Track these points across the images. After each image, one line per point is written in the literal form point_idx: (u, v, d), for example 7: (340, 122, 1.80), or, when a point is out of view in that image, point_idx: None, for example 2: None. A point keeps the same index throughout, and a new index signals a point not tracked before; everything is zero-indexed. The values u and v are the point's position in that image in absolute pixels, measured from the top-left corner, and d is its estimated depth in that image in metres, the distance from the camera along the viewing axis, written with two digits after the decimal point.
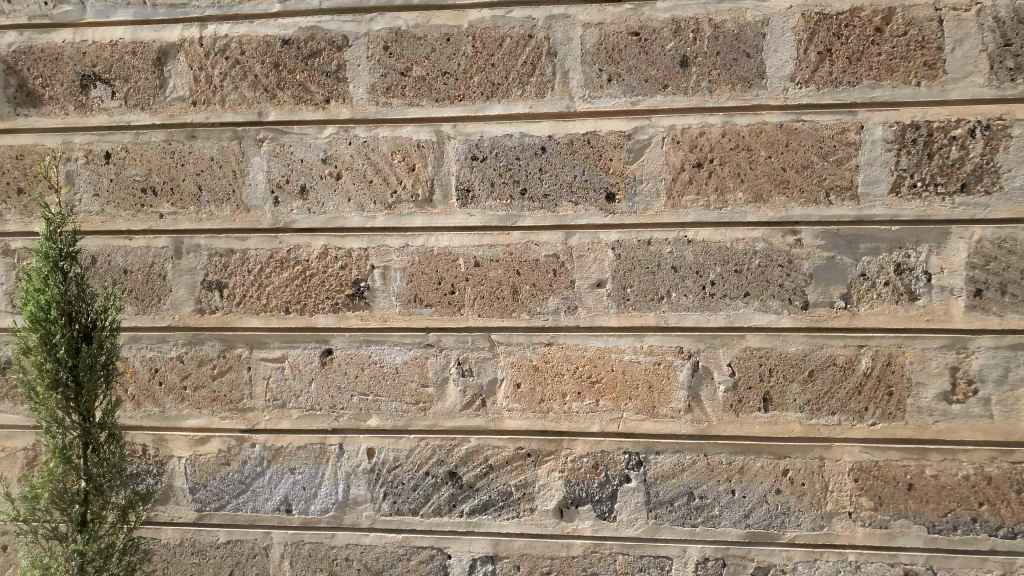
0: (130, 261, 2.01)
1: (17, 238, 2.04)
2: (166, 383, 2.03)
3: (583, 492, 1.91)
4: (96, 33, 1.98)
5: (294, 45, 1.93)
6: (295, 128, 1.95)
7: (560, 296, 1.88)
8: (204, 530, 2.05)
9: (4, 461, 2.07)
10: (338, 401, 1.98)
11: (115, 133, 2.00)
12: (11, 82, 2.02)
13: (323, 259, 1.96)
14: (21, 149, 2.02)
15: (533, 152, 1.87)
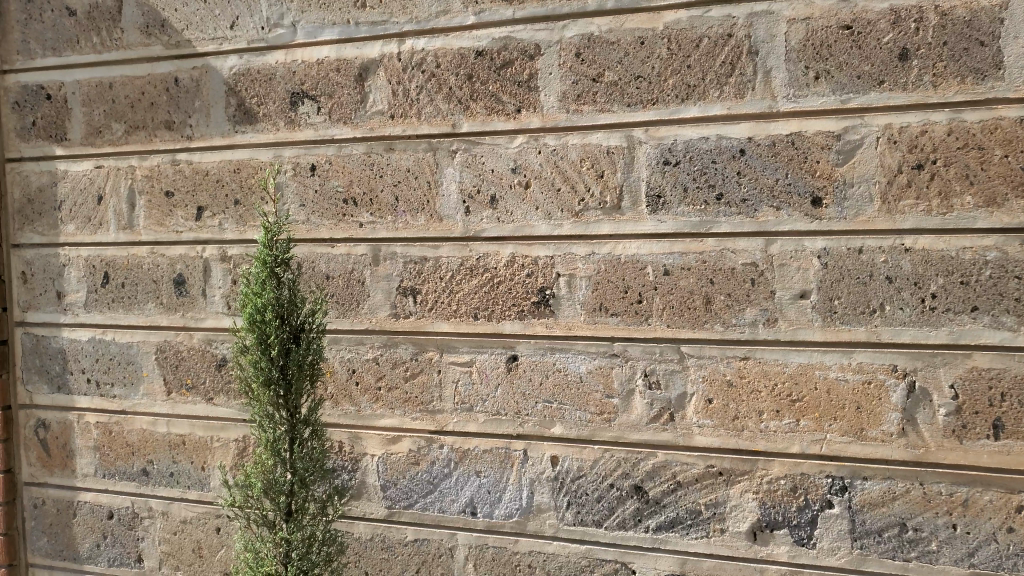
0: (332, 268, 2.13)
1: (233, 245, 2.20)
2: (362, 383, 2.13)
3: (780, 516, 1.80)
4: (305, 53, 2.11)
5: (488, 56, 1.97)
6: (486, 138, 1.98)
7: (758, 307, 1.79)
8: (393, 527, 2.12)
9: (219, 450, 2.25)
10: (523, 408, 1.99)
11: (320, 147, 2.12)
12: (231, 101, 2.19)
13: (511, 266, 1.98)
14: (238, 164, 2.19)
15: (730, 155, 1.80)
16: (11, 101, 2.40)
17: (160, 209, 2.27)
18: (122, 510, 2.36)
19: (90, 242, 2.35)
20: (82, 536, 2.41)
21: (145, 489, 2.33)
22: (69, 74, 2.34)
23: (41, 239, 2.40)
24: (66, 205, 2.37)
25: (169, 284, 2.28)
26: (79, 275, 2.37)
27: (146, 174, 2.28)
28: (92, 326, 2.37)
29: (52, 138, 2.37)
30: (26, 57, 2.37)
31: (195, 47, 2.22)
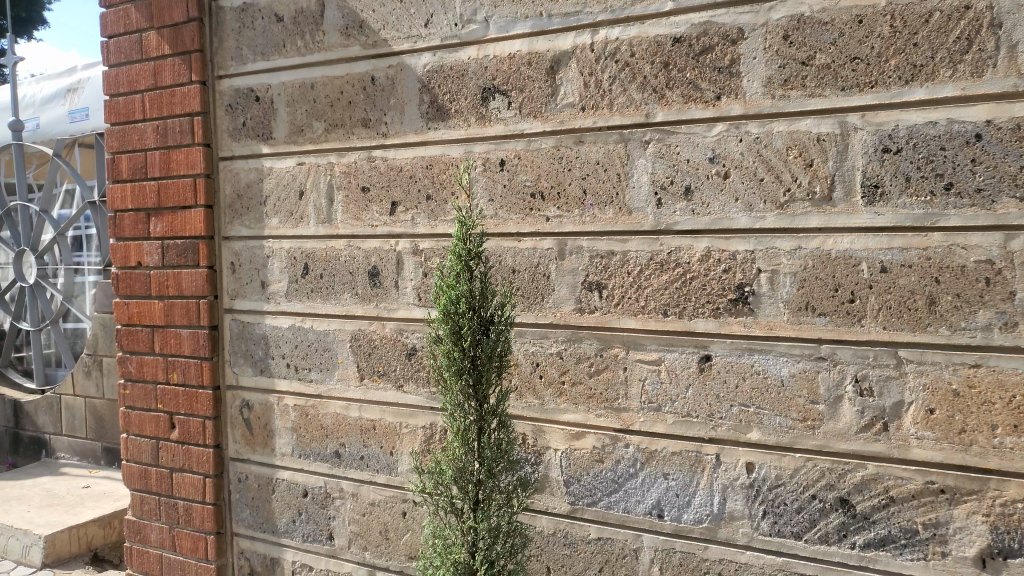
0: (519, 261, 2.13)
1: (425, 239, 2.27)
2: (546, 377, 2.11)
3: (1016, 544, 1.60)
4: (497, 48, 2.13)
5: (686, 43, 1.89)
6: (682, 128, 1.91)
7: (993, 310, 1.61)
8: (576, 523, 2.09)
9: (407, 437, 2.32)
10: (717, 410, 1.90)
11: (510, 141, 2.13)
12: (424, 98, 2.24)
13: (705, 262, 1.89)
14: (431, 159, 2.24)
15: (963, 141, 1.62)
16: (224, 103, 2.58)
17: (356, 204, 2.37)
18: (315, 489, 2.49)
19: (291, 235, 2.50)
20: (280, 511, 2.57)
21: (337, 470, 2.45)
22: (275, 76, 2.48)
23: (248, 232, 2.58)
24: (271, 201, 2.53)
25: (363, 275, 2.37)
26: (282, 266, 2.52)
27: (343, 171, 2.39)
28: (292, 313, 2.52)
29: (260, 137, 2.52)
30: (238, 62, 2.54)
31: (391, 46, 2.28)
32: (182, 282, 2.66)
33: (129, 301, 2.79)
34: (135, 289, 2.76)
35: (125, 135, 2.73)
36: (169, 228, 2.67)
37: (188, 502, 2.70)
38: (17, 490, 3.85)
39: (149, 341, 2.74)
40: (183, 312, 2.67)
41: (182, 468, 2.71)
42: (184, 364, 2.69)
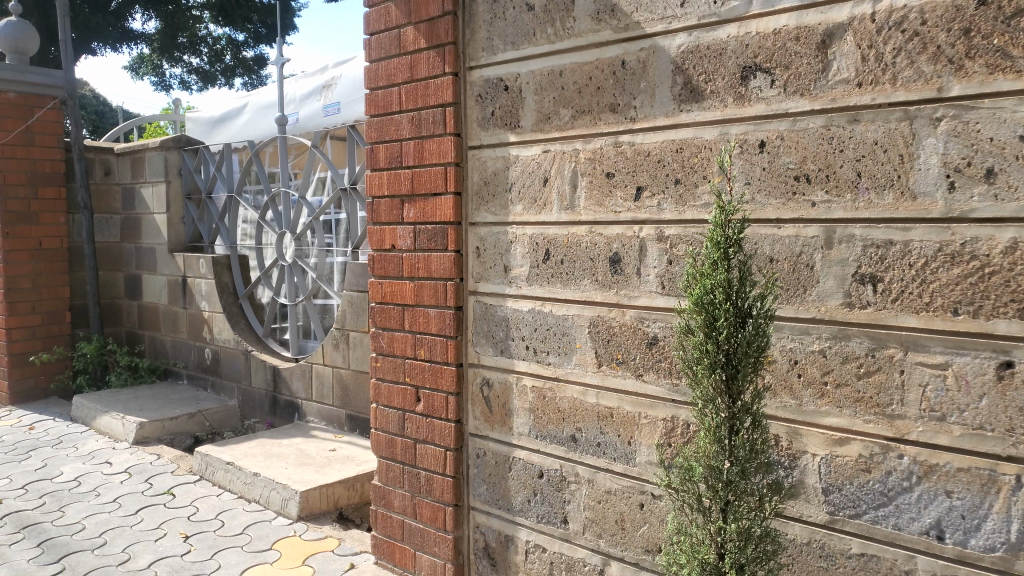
0: (777, 250, 2.00)
1: (671, 226, 2.18)
2: (805, 376, 1.97)
3: None
4: (761, 24, 1.99)
5: (994, 5, 1.66)
6: (986, 101, 1.67)
7: None
8: (836, 535, 1.94)
9: (646, 428, 2.26)
10: (1018, 425, 1.66)
11: (772, 122, 1.99)
12: (677, 80, 2.16)
13: (1010, 255, 1.65)
14: (681, 143, 2.16)
15: None
16: (475, 93, 2.66)
17: (600, 190, 2.34)
18: (551, 471, 2.52)
19: (535, 221, 2.53)
20: (515, 490, 2.64)
21: (573, 455, 2.46)
22: (524, 65, 2.52)
23: (494, 219, 2.65)
24: (516, 187, 2.58)
25: (605, 261, 2.34)
26: (524, 251, 2.57)
27: (589, 157, 2.37)
28: (533, 298, 2.55)
29: (507, 126, 2.58)
30: (489, 52, 2.61)
31: (643, 29, 2.22)
32: (431, 264, 2.80)
33: (382, 281, 2.99)
34: (388, 271, 2.96)
35: (382, 126, 2.92)
36: (421, 213, 2.82)
37: (430, 473, 2.86)
38: (277, 448, 4.30)
39: (399, 319, 2.93)
40: (431, 293, 2.81)
41: (425, 440, 2.87)
42: (430, 342, 2.83)
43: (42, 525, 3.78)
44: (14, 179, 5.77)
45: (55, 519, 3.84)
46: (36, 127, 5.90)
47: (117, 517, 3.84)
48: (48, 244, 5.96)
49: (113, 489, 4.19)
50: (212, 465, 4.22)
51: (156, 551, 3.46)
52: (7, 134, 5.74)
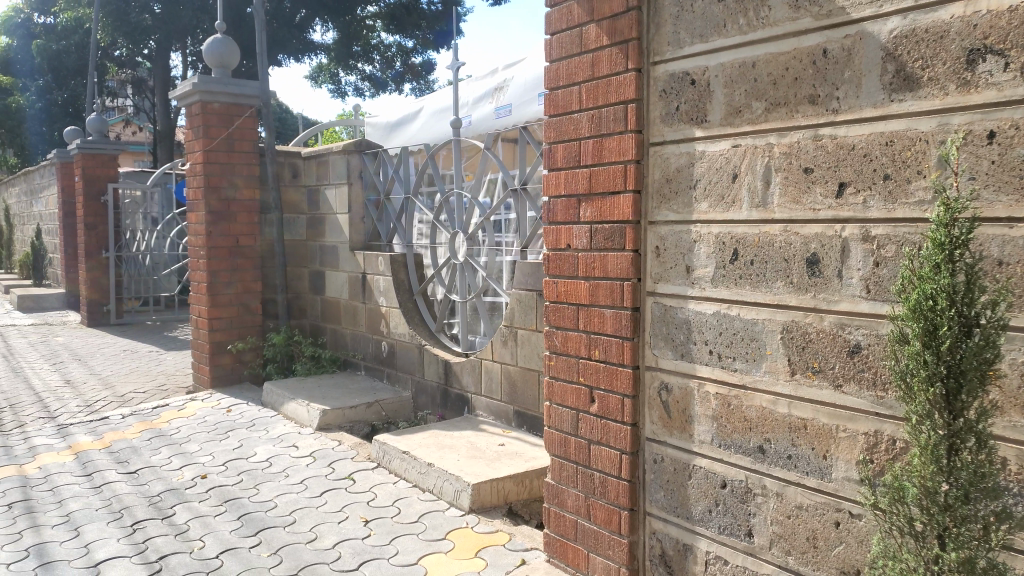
0: (1008, 253, 1.80)
1: (879, 225, 2.02)
2: None
3: None
4: (993, 2, 1.79)
5: None
6: None
7: None
8: None
9: (845, 442, 2.11)
10: None
11: (1005, 110, 1.78)
12: (888, 67, 1.99)
13: None
14: (892, 135, 1.99)
15: None
16: (659, 89, 2.60)
17: (796, 186, 2.22)
18: (736, 482, 2.42)
19: (721, 219, 2.43)
20: (695, 499, 2.56)
21: (760, 467, 2.34)
22: (713, 58, 2.43)
23: (676, 217, 2.57)
24: (701, 184, 2.49)
25: (801, 263, 2.21)
26: (709, 251, 2.48)
27: (784, 152, 2.25)
28: (718, 300, 2.46)
29: (693, 121, 2.50)
30: (675, 47, 2.54)
31: (849, 14, 2.07)
32: (609, 263, 2.76)
33: (556, 280, 2.99)
34: (563, 270, 2.95)
35: (561, 126, 2.92)
36: (598, 212, 2.78)
37: (604, 475, 2.82)
38: (449, 440, 4.44)
39: (573, 318, 2.91)
40: (607, 292, 2.77)
41: (599, 441, 2.84)
42: (605, 342, 2.80)
43: (241, 500, 4.12)
44: (217, 182, 6.34)
45: (251, 495, 4.17)
46: (236, 134, 6.45)
47: (305, 497, 4.11)
48: (244, 241, 6.50)
49: (300, 471, 4.50)
50: (388, 454, 4.43)
51: (340, 532, 3.67)
52: (211, 140, 6.33)
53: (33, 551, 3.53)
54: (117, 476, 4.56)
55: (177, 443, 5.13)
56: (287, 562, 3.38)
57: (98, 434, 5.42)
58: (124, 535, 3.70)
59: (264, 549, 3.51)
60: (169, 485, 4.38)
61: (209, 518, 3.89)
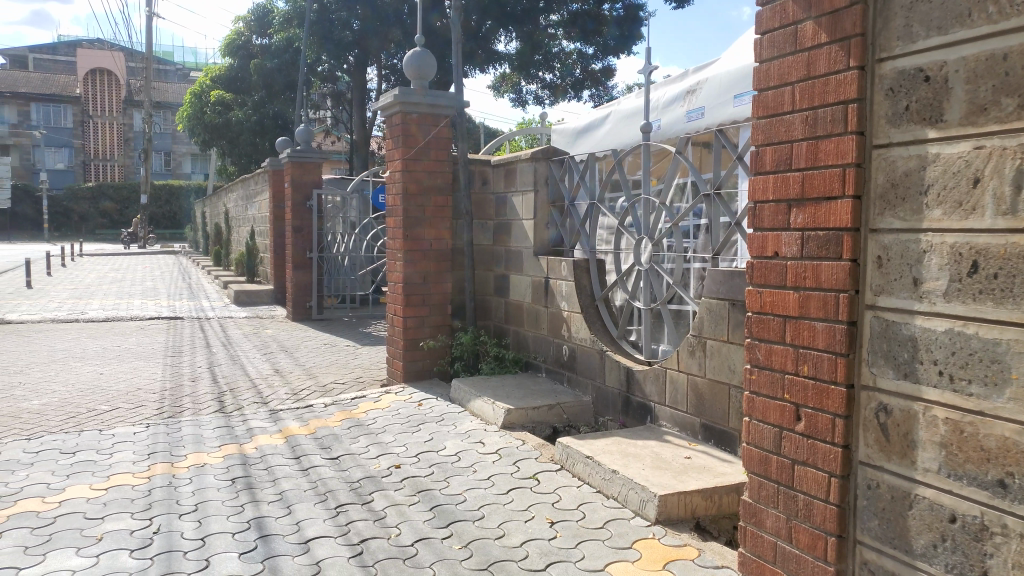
0: None
1: None
2: None
3: None
4: None
5: None
6: None
7: None
8: None
9: None
10: None
11: None
12: None
13: None
14: None
15: None
16: (886, 87, 2.42)
17: None
18: (968, 517, 2.19)
19: (959, 228, 2.22)
20: (917, 531, 2.35)
21: (999, 502, 2.10)
22: (954, 52, 2.22)
23: (902, 225, 2.39)
24: (934, 189, 2.29)
25: None
26: (942, 262, 2.27)
27: None
28: (951, 317, 2.24)
29: (927, 121, 2.30)
30: (906, 41, 2.35)
31: None
32: (822, 273, 2.60)
33: (761, 290, 2.86)
34: (769, 279, 2.82)
35: (771, 128, 2.79)
36: (811, 219, 2.63)
37: (809, 497, 2.67)
38: (633, 448, 4.40)
39: (779, 331, 2.77)
40: (819, 305, 2.61)
41: (805, 461, 2.68)
42: (815, 357, 2.64)
43: (432, 491, 4.31)
44: (413, 189, 6.70)
45: (442, 487, 4.35)
46: (431, 143, 6.78)
47: (492, 494, 4.23)
48: (436, 245, 6.83)
49: (487, 467, 4.64)
50: (572, 457, 4.46)
51: (527, 531, 3.73)
52: (409, 149, 6.70)
53: (253, 523, 3.88)
54: (321, 460, 4.93)
55: (374, 433, 5.46)
56: (477, 556, 3.48)
57: (305, 420, 5.89)
58: (329, 516, 3.98)
59: (455, 541, 3.64)
60: (368, 472, 4.67)
61: (404, 506, 4.10)
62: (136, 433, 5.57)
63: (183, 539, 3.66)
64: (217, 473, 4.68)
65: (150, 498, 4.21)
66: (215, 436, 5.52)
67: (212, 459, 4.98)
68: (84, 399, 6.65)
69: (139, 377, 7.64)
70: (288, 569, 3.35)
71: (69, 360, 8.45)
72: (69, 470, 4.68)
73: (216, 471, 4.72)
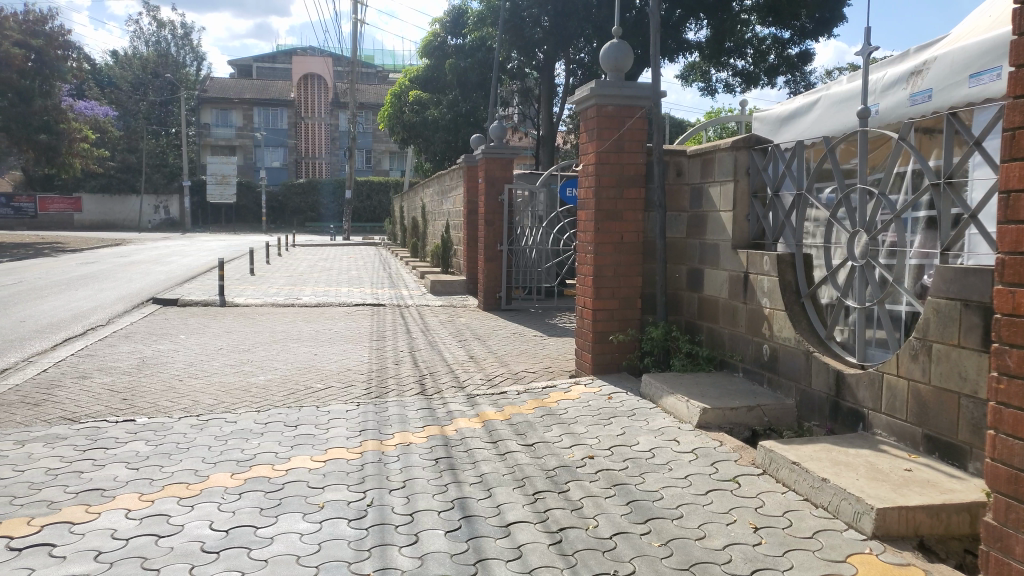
0: None
1: None
2: None
3: None
4: None
5: None
6: None
7: None
8: None
9: None
10: None
11: None
12: None
13: None
14: None
15: None
16: None
17: None
18: None
19: None
20: None
21: None
22: None
23: None
24: None
25: None
26: None
27: None
28: None
29: None
30: None
31: None
32: None
33: (1014, 289, 2.55)
34: None
35: None
36: None
37: None
38: (844, 457, 4.11)
39: None
40: None
41: None
42: None
43: (628, 486, 4.29)
44: (606, 181, 6.70)
45: (638, 483, 4.32)
46: (626, 135, 6.73)
47: (690, 494, 4.13)
48: (629, 238, 6.78)
49: (683, 466, 4.55)
50: (776, 462, 4.25)
51: (729, 535, 3.61)
52: (603, 142, 6.70)
53: (457, 503, 4.06)
54: (517, 447, 5.07)
55: (566, 423, 5.53)
56: (677, 555, 3.42)
57: (500, 406, 6.09)
58: (528, 502, 4.08)
59: (654, 538, 3.60)
60: (562, 461, 4.74)
61: (600, 498, 4.11)
62: (348, 410, 6.02)
63: (394, 513, 3.89)
64: (422, 452, 4.95)
65: (364, 473, 4.53)
66: (418, 417, 5.84)
67: (417, 439, 5.27)
68: (303, 377, 7.29)
69: (349, 358, 8.28)
70: (491, 551, 3.47)
71: (289, 341, 9.31)
72: (294, 441, 5.15)
73: (420, 450, 4.99)
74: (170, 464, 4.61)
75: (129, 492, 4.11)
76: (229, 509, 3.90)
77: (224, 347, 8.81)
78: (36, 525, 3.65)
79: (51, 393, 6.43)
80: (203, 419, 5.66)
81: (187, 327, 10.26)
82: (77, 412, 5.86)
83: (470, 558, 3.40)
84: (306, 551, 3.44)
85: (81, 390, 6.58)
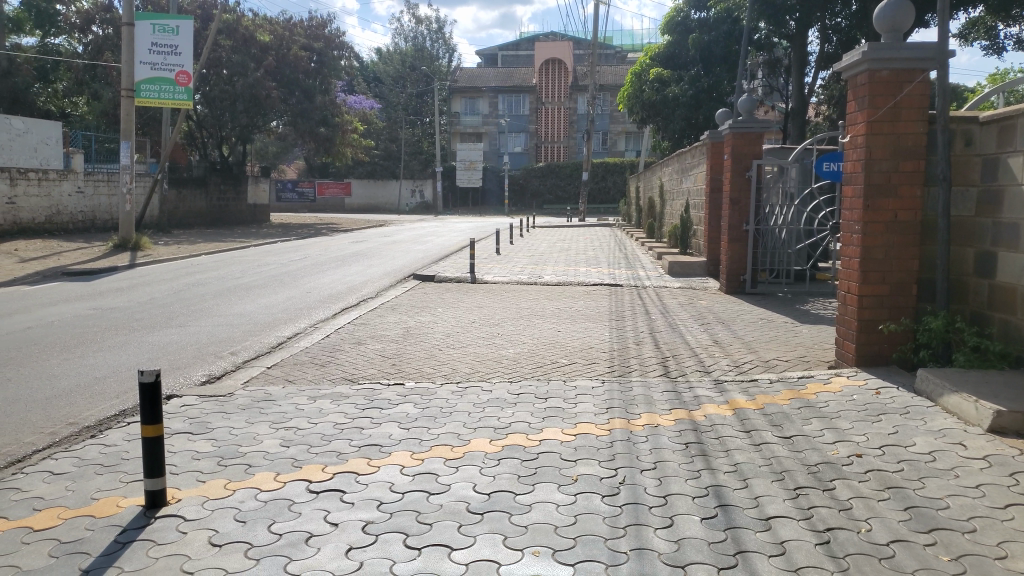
0: None
1: None
2: None
3: None
4: None
5: None
6: None
7: None
8: None
9: None
10: None
11: None
12: None
13: None
14: None
15: None
16: None
17: None
18: None
19: None
20: None
21: None
22: None
23: None
24: None
25: None
26: None
27: None
28: None
29: None
30: None
31: None
32: None
33: None
34: None
35: None
36: None
37: None
38: None
39: None
40: None
41: None
42: None
43: (906, 490, 3.87)
44: (878, 154, 6.09)
45: (917, 488, 3.89)
46: (904, 102, 6.05)
47: (984, 506, 3.64)
48: (903, 217, 6.13)
49: (973, 474, 4.02)
50: None
51: None
52: (876, 111, 6.08)
53: (712, 491, 3.93)
54: (774, 438, 4.79)
55: (828, 417, 5.13)
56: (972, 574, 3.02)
57: (751, 394, 5.81)
58: (789, 497, 3.84)
59: (942, 551, 3.21)
60: (826, 457, 4.40)
61: (872, 501, 3.76)
62: (594, 387, 6.10)
63: (647, 494, 3.85)
64: (671, 435, 4.87)
65: (614, 450, 4.55)
66: (665, 399, 5.76)
67: (665, 421, 5.19)
68: (549, 351, 7.51)
69: (592, 336, 8.39)
70: (752, 544, 3.31)
71: (534, 317, 9.66)
72: (544, 413, 5.31)
73: (669, 433, 4.91)
74: (436, 426, 4.96)
75: (403, 450, 4.48)
76: (489, 474, 4.11)
77: (476, 320, 9.36)
78: (330, 472, 4.10)
79: (334, 356, 7.24)
80: (461, 386, 6.04)
81: (443, 301, 11.02)
82: (356, 373, 6.54)
83: (730, 548, 3.27)
84: (564, 522, 3.52)
85: (358, 354, 7.33)
